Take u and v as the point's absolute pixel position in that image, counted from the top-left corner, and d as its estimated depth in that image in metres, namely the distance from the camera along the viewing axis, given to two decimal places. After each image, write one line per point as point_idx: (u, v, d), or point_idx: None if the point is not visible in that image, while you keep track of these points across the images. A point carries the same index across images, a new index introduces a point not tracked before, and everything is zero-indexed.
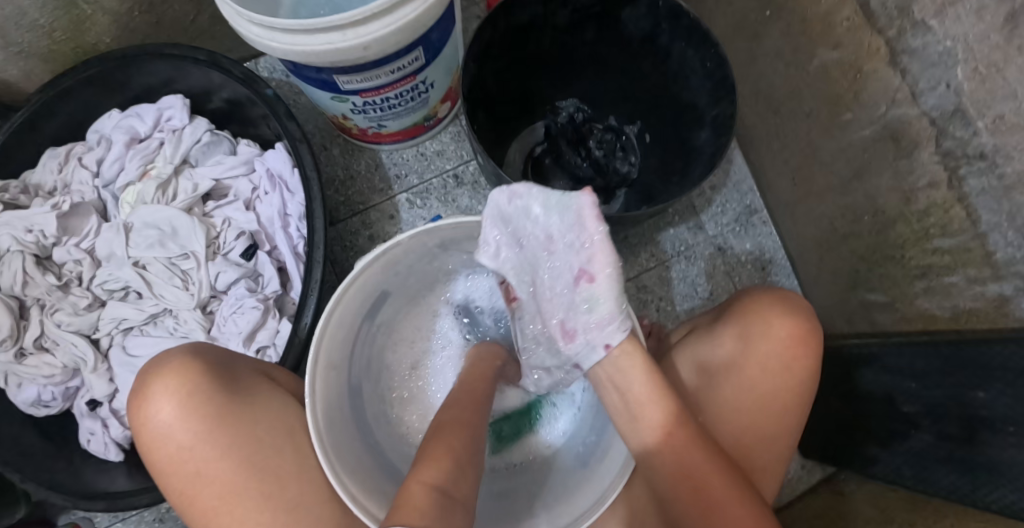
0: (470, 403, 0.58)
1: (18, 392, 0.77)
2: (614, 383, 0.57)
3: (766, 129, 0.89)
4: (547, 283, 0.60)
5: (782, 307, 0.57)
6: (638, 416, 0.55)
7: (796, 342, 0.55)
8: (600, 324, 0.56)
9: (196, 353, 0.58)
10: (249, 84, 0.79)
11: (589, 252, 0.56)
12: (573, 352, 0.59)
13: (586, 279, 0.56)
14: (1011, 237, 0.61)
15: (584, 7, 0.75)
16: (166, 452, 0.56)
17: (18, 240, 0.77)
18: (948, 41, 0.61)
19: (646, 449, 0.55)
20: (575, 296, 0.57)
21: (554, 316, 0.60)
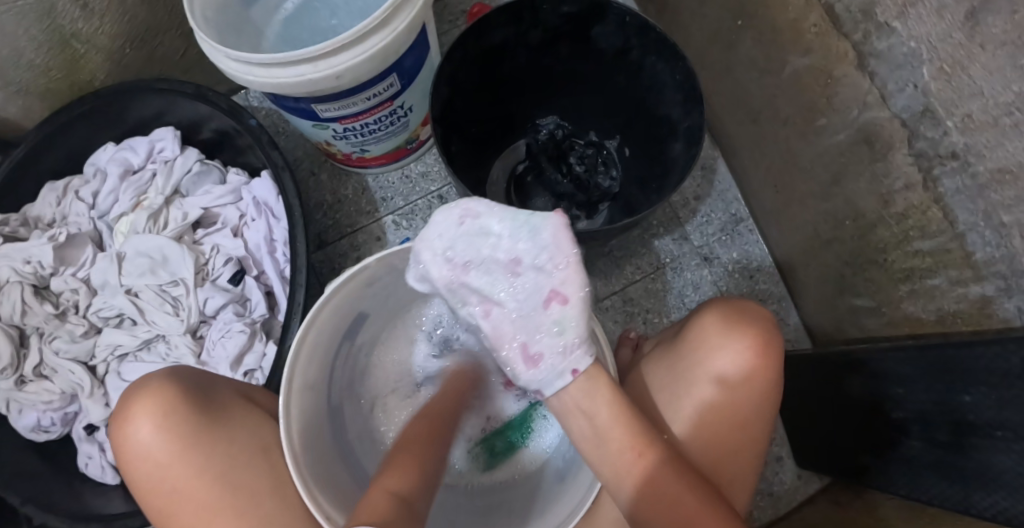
0: (438, 419, 0.66)
1: (19, 417, 0.79)
2: (582, 408, 0.54)
3: (747, 137, 0.88)
4: (505, 305, 0.55)
5: (745, 322, 0.55)
6: (607, 441, 0.53)
7: (762, 357, 0.54)
8: (568, 348, 0.54)
9: (175, 375, 0.60)
10: (234, 115, 0.81)
11: (562, 272, 0.53)
12: (534, 378, 0.55)
13: (558, 300, 0.54)
14: (989, 236, 0.59)
15: (554, 27, 0.77)
16: (147, 471, 0.57)
17: (16, 272, 0.81)
18: (912, 42, 0.61)
19: (615, 473, 0.53)
20: (543, 318, 0.54)
21: (512, 340, 0.55)
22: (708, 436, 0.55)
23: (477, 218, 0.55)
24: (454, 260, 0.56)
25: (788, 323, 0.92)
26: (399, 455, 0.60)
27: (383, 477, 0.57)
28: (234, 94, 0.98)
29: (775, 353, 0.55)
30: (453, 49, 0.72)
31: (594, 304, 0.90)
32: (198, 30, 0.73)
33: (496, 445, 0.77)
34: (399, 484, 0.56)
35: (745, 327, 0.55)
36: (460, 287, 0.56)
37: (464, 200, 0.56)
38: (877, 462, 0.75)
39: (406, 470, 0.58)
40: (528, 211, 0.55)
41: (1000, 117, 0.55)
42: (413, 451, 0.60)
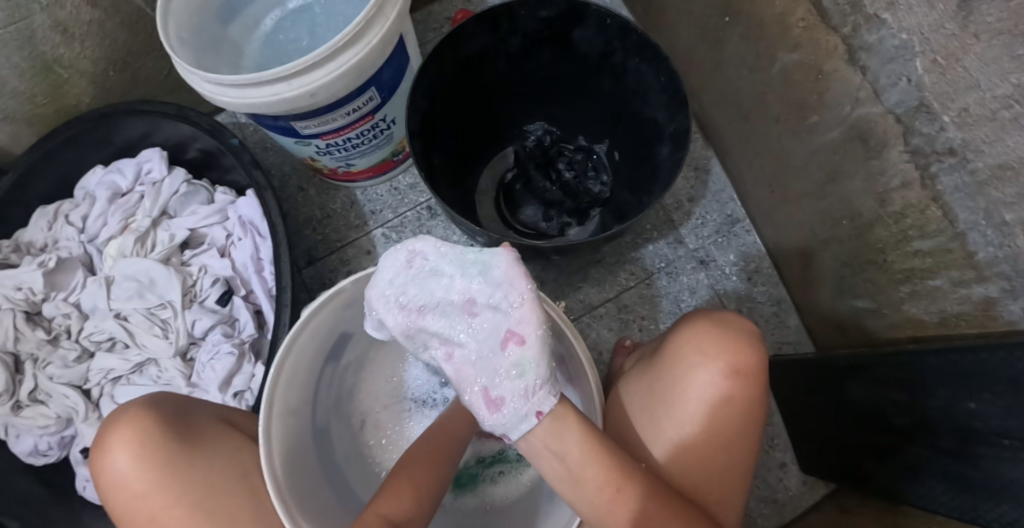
0: (434, 442, 0.65)
1: (17, 442, 0.80)
2: (552, 449, 0.54)
3: (739, 135, 0.86)
4: (464, 347, 0.55)
5: (719, 339, 0.55)
6: (582, 480, 0.54)
7: (735, 376, 0.54)
8: (531, 390, 0.53)
9: (152, 402, 0.59)
10: (216, 135, 0.81)
11: (517, 310, 0.53)
12: (498, 422, 0.54)
13: (515, 341, 0.53)
14: (991, 236, 0.56)
15: (534, 32, 0.75)
16: (128, 501, 0.57)
17: (8, 299, 0.81)
18: (903, 34, 0.58)
19: (596, 510, 0.54)
20: (501, 360, 0.53)
21: (473, 384, 0.54)
22: (690, 459, 0.55)
23: (426, 261, 0.57)
24: (409, 306, 0.56)
25: (789, 325, 0.89)
26: (398, 477, 0.61)
27: (381, 498, 0.58)
28: (219, 114, 0.98)
29: (751, 368, 0.55)
30: (428, 59, 0.71)
31: (588, 312, 0.89)
32: (173, 51, 0.72)
33: (477, 472, 0.78)
34: (394, 509, 0.57)
35: (714, 348, 0.55)
36: (418, 332, 0.56)
37: (410, 244, 0.57)
38: (881, 469, 0.72)
39: (403, 493, 0.59)
40: (477, 249, 0.56)
41: (997, 111, 0.52)
42: (415, 476, 0.61)
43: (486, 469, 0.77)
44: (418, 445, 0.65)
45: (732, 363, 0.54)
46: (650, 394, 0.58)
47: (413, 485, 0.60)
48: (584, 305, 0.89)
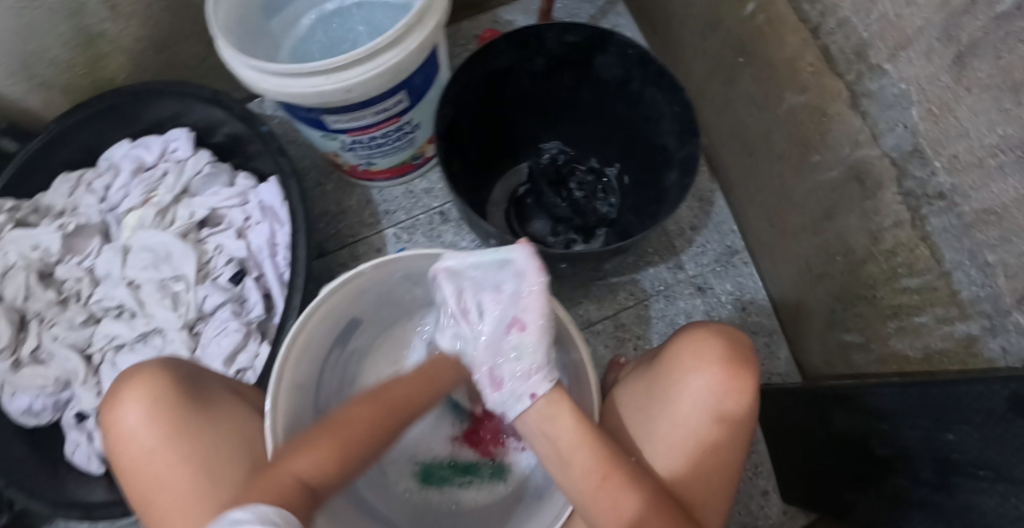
0: (384, 406, 0.60)
1: (12, 400, 0.82)
2: (545, 431, 0.57)
3: (743, 170, 0.90)
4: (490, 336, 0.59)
5: (716, 346, 0.57)
6: (570, 464, 0.56)
7: (730, 381, 0.56)
8: (527, 373, 0.57)
9: (172, 364, 0.61)
10: (247, 121, 0.85)
11: (527, 299, 0.57)
12: (497, 401, 0.59)
13: (518, 327, 0.57)
14: (974, 275, 0.61)
15: (560, 55, 0.80)
16: (135, 452, 0.58)
17: (23, 257, 0.83)
18: (902, 83, 0.63)
19: (582, 496, 0.56)
20: (503, 343, 0.58)
21: (481, 365, 0.59)
22: (677, 458, 0.57)
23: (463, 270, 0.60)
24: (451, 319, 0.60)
25: (779, 357, 0.92)
26: (327, 435, 0.56)
27: (302, 455, 0.54)
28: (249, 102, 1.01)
29: (744, 374, 0.57)
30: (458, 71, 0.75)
31: (586, 328, 0.91)
32: (219, 37, 0.76)
33: (449, 474, 0.80)
34: (310, 470, 0.53)
35: (710, 353, 0.57)
36: (472, 333, 0.60)
37: (450, 255, 0.61)
38: (858, 499, 0.75)
39: (325, 456, 0.55)
40: (498, 246, 0.59)
41: (984, 158, 0.57)
42: (348, 438, 0.56)
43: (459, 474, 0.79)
44: (365, 414, 0.58)
45: (727, 370, 0.56)
46: (645, 395, 0.60)
47: (344, 447, 0.56)
48: (583, 321, 0.92)
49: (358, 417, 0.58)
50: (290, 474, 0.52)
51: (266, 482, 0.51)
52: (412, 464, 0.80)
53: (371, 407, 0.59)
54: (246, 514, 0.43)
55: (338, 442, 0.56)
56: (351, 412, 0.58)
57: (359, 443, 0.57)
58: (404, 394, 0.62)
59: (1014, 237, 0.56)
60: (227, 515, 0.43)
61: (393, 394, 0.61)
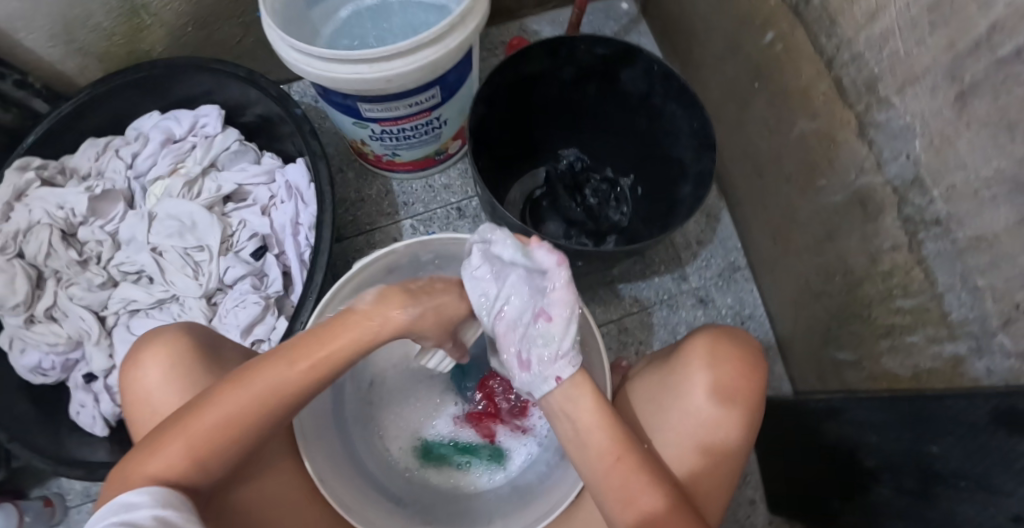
0: (267, 377, 0.55)
1: (21, 356, 0.83)
2: (566, 412, 0.61)
3: (751, 190, 0.95)
4: (514, 318, 0.63)
5: (728, 343, 0.61)
6: (587, 443, 0.59)
7: (740, 374, 0.60)
8: (553, 357, 0.62)
9: (190, 330, 0.62)
10: (281, 103, 0.87)
11: (556, 291, 0.62)
12: (525, 381, 0.63)
13: (545, 317, 0.62)
14: (964, 298, 0.66)
15: (588, 65, 0.85)
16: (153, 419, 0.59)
17: (48, 215, 0.84)
18: (908, 116, 0.69)
19: (595, 475, 0.58)
20: (531, 330, 0.62)
21: (509, 347, 0.63)
22: (685, 447, 0.60)
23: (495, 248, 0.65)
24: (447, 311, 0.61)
25: (773, 372, 0.96)
26: (192, 417, 0.53)
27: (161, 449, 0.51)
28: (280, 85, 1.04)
29: (752, 369, 0.60)
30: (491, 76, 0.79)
31: None
32: (266, 19, 0.79)
33: (449, 452, 0.81)
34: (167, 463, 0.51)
35: (722, 350, 0.60)
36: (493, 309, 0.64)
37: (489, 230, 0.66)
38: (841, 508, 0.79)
39: (184, 448, 0.51)
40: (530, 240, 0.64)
41: (979, 190, 0.62)
42: (217, 421, 0.52)
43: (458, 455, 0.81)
44: (228, 401, 0.53)
45: (737, 366, 0.60)
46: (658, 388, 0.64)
47: (213, 431, 0.52)
48: None
49: (219, 404, 0.53)
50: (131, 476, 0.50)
51: (117, 484, 0.50)
52: (414, 439, 0.81)
53: (231, 394, 0.54)
54: (141, 496, 0.48)
55: (188, 436, 0.52)
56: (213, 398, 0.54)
57: (215, 435, 0.52)
58: (271, 377, 0.55)
59: (1001, 263, 0.61)
60: (123, 496, 0.48)
61: (258, 376, 0.55)
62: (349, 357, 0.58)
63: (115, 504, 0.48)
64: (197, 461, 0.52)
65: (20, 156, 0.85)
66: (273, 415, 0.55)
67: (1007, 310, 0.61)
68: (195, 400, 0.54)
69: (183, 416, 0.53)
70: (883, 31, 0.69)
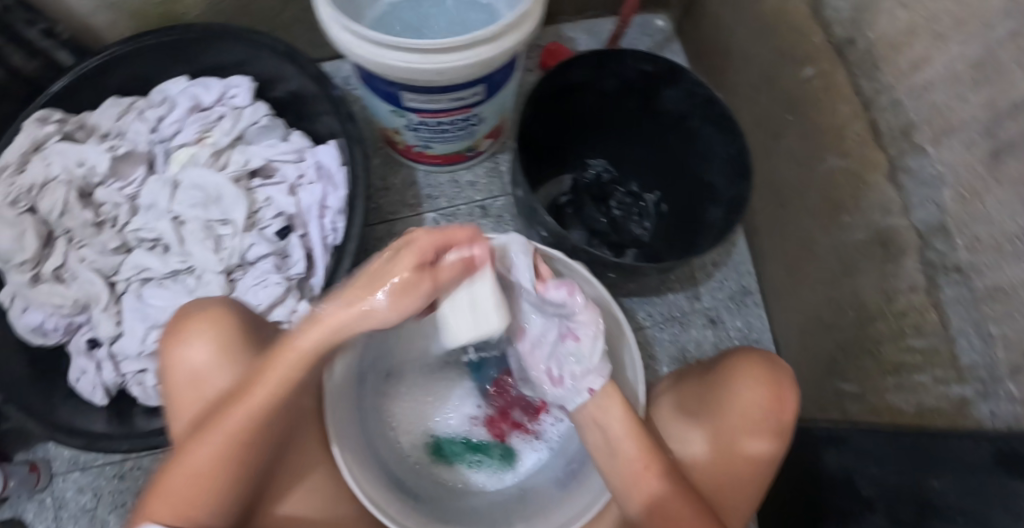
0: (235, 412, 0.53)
1: (23, 316, 0.79)
2: (599, 419, 0.62)
3: (771, 218, 0.98)
4: (537, 337, 0.66)
5: (764, 368, 0.62)
6: (618, 450, 0.60)
7: (776, 400, 0.61)
8: (583, 372, 0.63)
9: (241, 312, 0.59)
10: (319, 82, 0.84)
11: (573, 310, 0.62)
12: (559, 395, 0.65)
13: (571, 338, 0.63)
14: (976, 343, 0.69)
15: (631, 80, 0.86)
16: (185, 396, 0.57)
17: (67, 171, 0.81)
18: (940, 166, 0.70)
19: (624, 482, 0.59)
20: (559, 349, 0.64)
21: (539, 363, 0.66)
22: (715, 464, 0.61)
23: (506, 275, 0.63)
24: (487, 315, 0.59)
25: None
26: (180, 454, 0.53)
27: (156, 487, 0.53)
28: (323, 62, 1.01)
29: (787, 395, 0.62)
30: (538, 86, 0.80)
31: None
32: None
33: (460, 451, 0.80)
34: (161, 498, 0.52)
35: (760, 373, 0.62)
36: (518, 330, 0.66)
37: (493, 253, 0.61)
38: None
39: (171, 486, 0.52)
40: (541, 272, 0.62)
41: (1005, 244, 0.64)
42: (200, 459, 0.52)
43: (470, 454, 0.80)
44: (201, 445, 0.53)
45: (773, 391, 0.61)
46: (688, 403, 0.65)
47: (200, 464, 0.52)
48: None
49: (191, 455, 0.53)
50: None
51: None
52: (426, 435, 0.80)
53: (193, 450, 0.53)
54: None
55: (166, 499, 0.52)
56: (182, 452, 0.53)
57: (189, 492, 0.52)
58: (233, 415, 0.53)
59: (1017, 315, 0.63)
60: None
61: (216, 425, 0.53)
62: (298, 378, 0.54)
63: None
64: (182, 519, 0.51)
65: (40, 107, 0.82)
66: (251, 444, 0.53)
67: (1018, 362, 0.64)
68: (173, 452, 0.54)
69: (163, 473, 0.53)
70: (923, 82, 0.70)
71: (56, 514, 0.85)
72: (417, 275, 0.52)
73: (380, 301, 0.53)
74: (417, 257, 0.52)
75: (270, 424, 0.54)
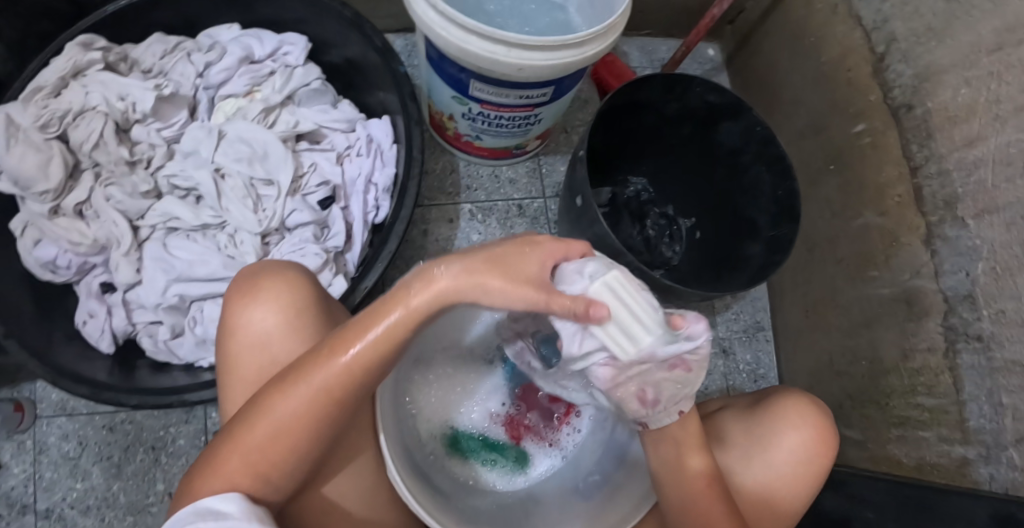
0: (324, 377, 0.50)
1: (37, 247, 0.75)
2: (675, 432, 0.58)
3: (797, 262, 1.02)
4: (631, 369, 0.48)
5: (812, 412, 0.64)
6: (683, 465, 0.58)
7: (820, 445, 0.62)
8: (681, 395, 0.54)
9: (312, 279, 0.57)
10: (385, 56, 0.80)
11: (698, 347, 0.49)
12: (646, 414, 0.55)
13: (681, 368, 0.50)
14: (986, 411, 0.72)
15: (692, 107, 0.87)
16: (246, 361, 0.54)
17: (106, 103, 0.78)
18: (978, 240, 0.72)
19: (680, 494, 0.59)
20: (661, 377, 0.51)
21: (630, 389, 0.51)
22: (757, 495, 0.63)
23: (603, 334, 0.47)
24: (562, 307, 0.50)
25: None
26: (256, 415, 0.50)
27: (229, 445, 0.50)
28: (387, 34, 0.97)
29: (828, 443, 0.64)
30: (610, 96, 0.81)
31: None
32: None
33: (476, 447, 0.75)
34: (237, 462, 0.49)
35: (810, 417, 0.63)
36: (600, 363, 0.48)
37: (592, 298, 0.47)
38: None
39: (251, 448, 0.50)
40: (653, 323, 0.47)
41: None
42: (284, 423, 0.50)
43: (484, 451, 0.75)
44: (286, 406, 0.50)
45: (820, 436, 0.63)
46: (736, 430, 0.65)
47: (285, 429, 0.50)
48: None
49: (273, 415, 0.50)
50: (194, 498, 0.48)
51: (176, 508, 0.49)
52: (444, 427, 0.74)
53: (278, 404, 0.50)
54: (229, 506, 0.46)
55: (244, 452, 0.50)
56: (265, 406, 0.50)
57: (270, 449, 0.50)
58: (321, 374, 0.50)
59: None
60: (205, 502, 0.46)
61: (297, 392, 0.49)
62: (400, 337, 0.49)
63: (196, 508, 0.46)
64: (258, 477, 0.50)
65: (85, 31, 0.78)
66: (340, 411, 0.51)
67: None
68: (245, 408, 0.51)
69: (241, 422, 0.50)
70: (976, 158, 0.72)
71: (36, 458, 0.83)
72: (539, 275, 0.49)
73: (494, 274, 0.48)
74: (543, 257, 0.50)
75: (362, 384, 0.51)
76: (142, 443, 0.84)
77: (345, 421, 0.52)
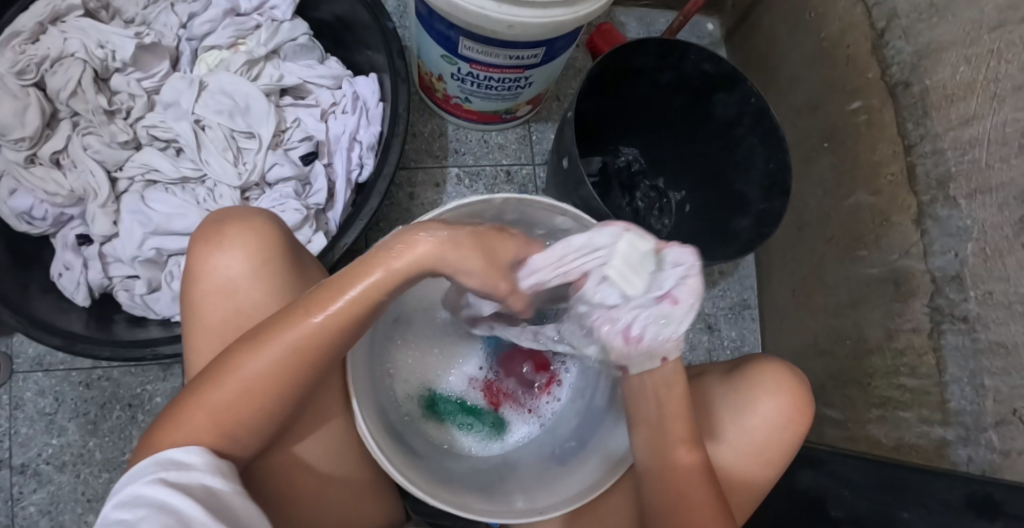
0: (295, 335, 0.48)
1: (12, 198, 0.73)
2: (658, 393, 0.58)
3: (785, 241, 1.01)
4: (621, 308, 0.51)
5: (788, 380, 0.63)
6: (665, 430, 0.58)
7: (795, 411, 0.62)
8: (666, 337, 0.52)
9: (284, 230, 0.56)
10: (372, 10, 0.78)
11: (685, 277, 0.50)
12: (628, 355, 0.54)
13: (670, 301, 0.50)
14: (967, 392, 0.71)
15: (686, 76, 0.86)
16: (214, 310, 0.53)
17: (85, 50, 0.76)
18: (969, 219, 0.70)
19: (661, 460, 0.58)
20: (646, 311, 0.51)
21: (613, 323, 0.52)
22: (734, 463, 0.63)
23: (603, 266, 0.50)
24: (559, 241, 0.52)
25: None
26: (224, 370, 0.48)
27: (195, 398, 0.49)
28: None
29: (804, 410, 0.63)
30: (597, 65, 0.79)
31: None
32: None
33: (452, 411, 0.74)
34: (204, 416, 0.48)
35: (786, 384, 0.62)
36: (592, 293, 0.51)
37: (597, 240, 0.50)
38: None
39: (217, 402, 0.48)
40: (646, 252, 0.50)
41: (1014, 303, 0.66)
42: (251, 378, 0.48)
43: (460, 415, 0.74)
44: (254, 363, 0.48)
45: (794, 403, 0.62)
46: (717, 397, 0.64)
47: (253, 386, 0.48)
48: None
49: (240, 373, 0.48)
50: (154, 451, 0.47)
51: (134, 460, 0.48)
52: (419, 388, 0.74)
53: (248, 360, 0.48)
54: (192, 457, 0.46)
55: (211, 407, 0.48)
56: (233, 363, 0.48)
57: (237, 406, 0.48)
58: (293, 331, 0.48)
59: (1013, 371, 0.66)
60: (168, 453, 0.46)
61: (267, 350, 0.48)
62: (377, 300, 0.47)
63: (157, 459, 0.45)
64: (223, 433, 0.48)
65: None
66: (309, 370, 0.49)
67: (1003, 412, 0.67)
68: (213, 362, 0.50)
69: (208, 377, 0.49)
70: (972, 136, 0.70)
71: (12, 413, 0.82)
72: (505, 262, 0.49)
73: (476, 250, 0.47)
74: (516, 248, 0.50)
75: (335, 346, 0.49)
76: (119, 401, 0.84)
77: (316, 380, 0.50)
